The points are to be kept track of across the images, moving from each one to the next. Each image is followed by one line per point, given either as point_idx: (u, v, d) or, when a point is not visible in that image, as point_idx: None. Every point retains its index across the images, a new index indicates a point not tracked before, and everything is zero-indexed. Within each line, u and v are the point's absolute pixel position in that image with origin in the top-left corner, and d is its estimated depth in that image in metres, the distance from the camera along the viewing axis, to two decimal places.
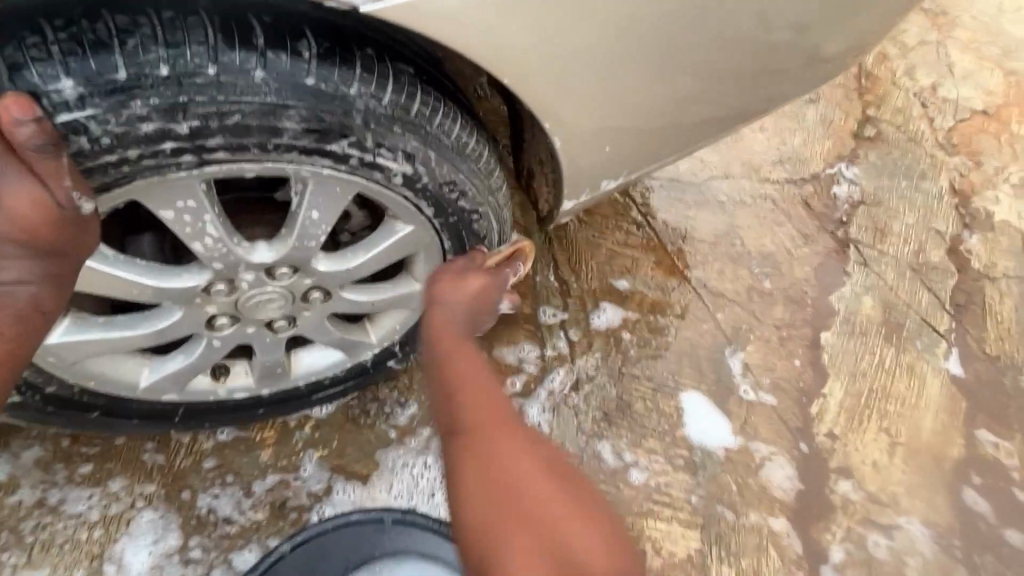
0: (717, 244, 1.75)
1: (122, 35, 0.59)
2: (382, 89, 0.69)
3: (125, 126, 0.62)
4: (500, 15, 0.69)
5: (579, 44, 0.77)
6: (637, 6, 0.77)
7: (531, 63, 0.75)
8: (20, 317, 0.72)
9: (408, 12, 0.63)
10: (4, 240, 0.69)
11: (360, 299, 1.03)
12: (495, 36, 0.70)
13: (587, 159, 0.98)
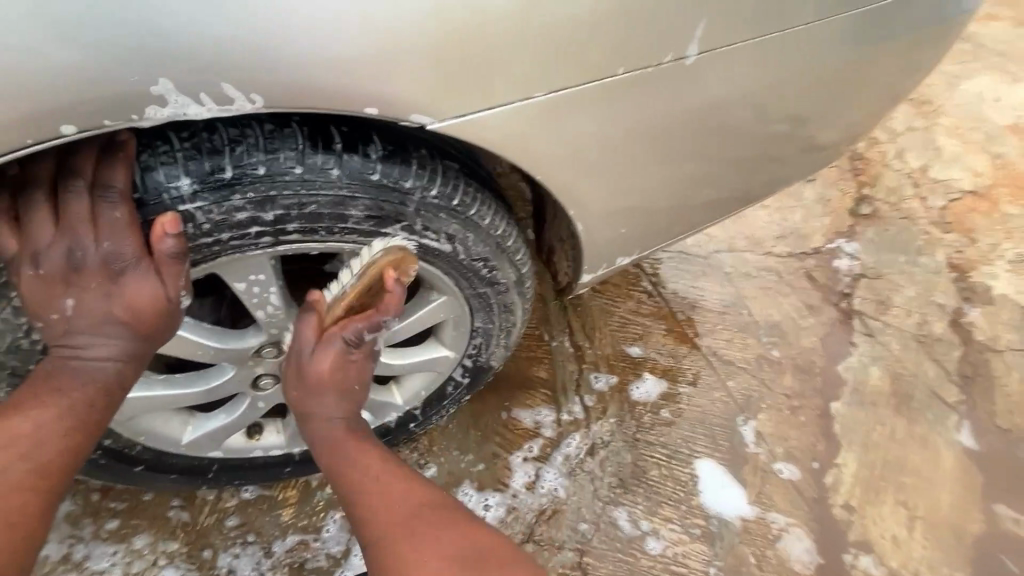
0: (725, 313, 1.82)
1: (229, 141, 0.69)
2: (434, 183, 0.80)
3: (223, 215, 0.72)
4: (544, 126, 0.76)
5: (605, 146, 0.87)
6: (652, 116, 0.87)
7: (564, 162, 0.84)
8: (105, 390, 0.80)
9: (469, 129, 0.69)
10: (110, 322, 0.76)
11: (393, 360, 1.17)
12: (537, 142, 0.77)
13: (604, 236, 1.08)
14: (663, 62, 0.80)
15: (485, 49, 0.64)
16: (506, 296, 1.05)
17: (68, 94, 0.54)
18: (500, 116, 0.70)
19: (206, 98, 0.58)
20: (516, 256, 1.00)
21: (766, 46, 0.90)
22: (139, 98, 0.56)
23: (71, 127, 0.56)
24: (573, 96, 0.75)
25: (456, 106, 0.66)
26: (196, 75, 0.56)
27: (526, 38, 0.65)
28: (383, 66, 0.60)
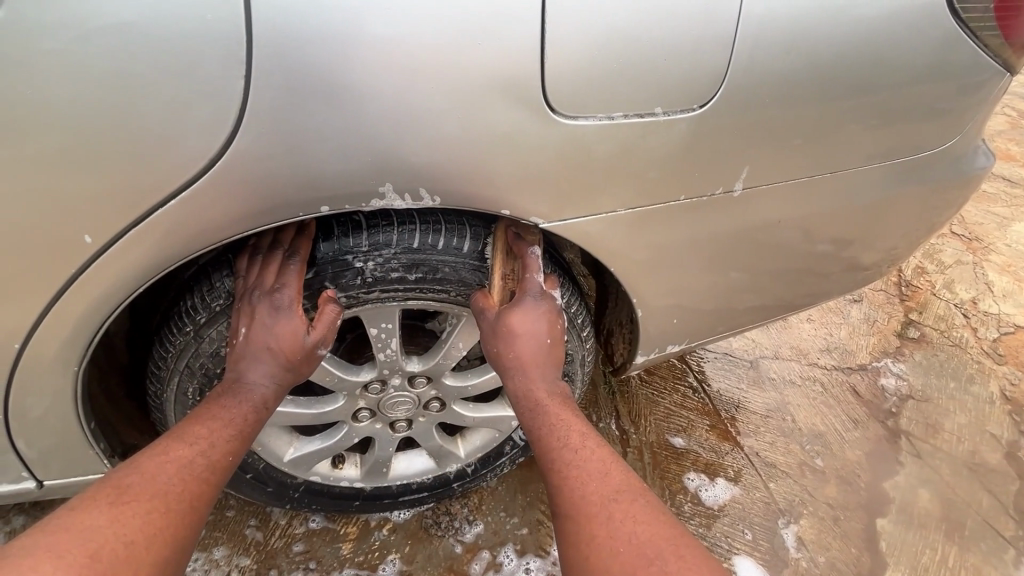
0: (769, 417, 1.90)
1: (399, 221, 0.94)
2: None
3: (382, 273, 0.96)
4: (618, 233, 0.99)
5: (662, 252, 1.08)
6: (701, 233, 1.09)
7: (631, 260, 1.06)
8: (255, 409, 0.95)
9: (565, 229, 0.93)
10: (264, 354, 0.95)
11: (464, 413, 1.30)
12: (610, 246, 1.00)
13: (660, 326, 1.27)
14: (715, 193, 1.02)
15: (590, 175, 0.88)
16: (572, 366, 1.24)
17: (332, 188, 0.79)
18: (589, 223, 0.94)
19: (407, 196, 0.83)
20: (586, 334, 1.20)
21: (800, 188, 1.12)
22: (369, 194, 0.81)
23: (325, 209, 0.81)
24: (643, 213, 0.98)
25: (560, 213, 0.90)
26: (410, 182, 0.81)
27: (620, 170, 0.90)
28: (525, 181, 0.85)
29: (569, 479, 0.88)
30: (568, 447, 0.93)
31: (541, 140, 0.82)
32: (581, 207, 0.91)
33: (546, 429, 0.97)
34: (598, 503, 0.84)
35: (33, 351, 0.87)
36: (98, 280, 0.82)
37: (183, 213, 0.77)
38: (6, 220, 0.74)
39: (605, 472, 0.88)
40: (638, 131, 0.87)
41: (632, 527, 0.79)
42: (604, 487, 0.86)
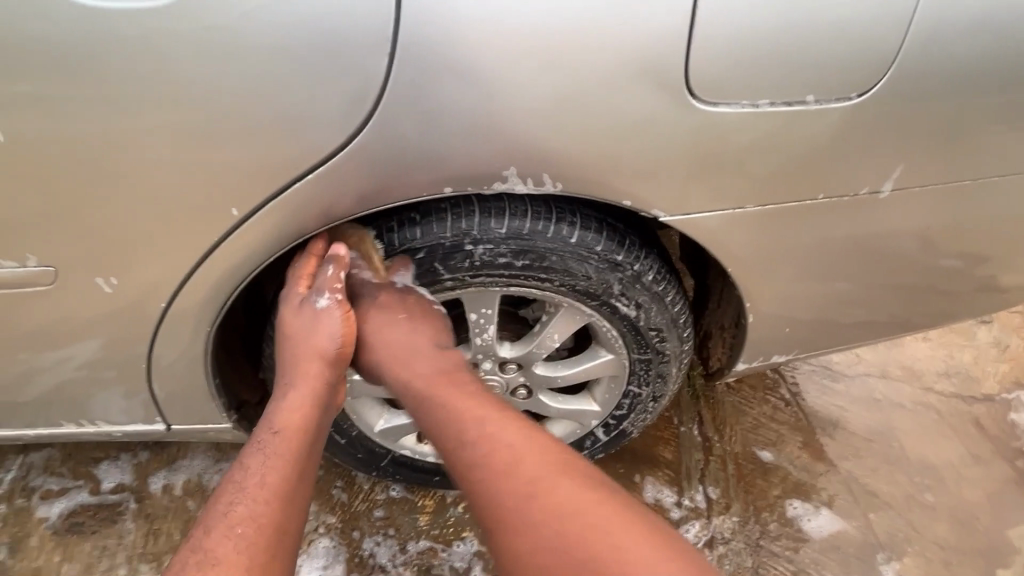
0: (872, 441, 1.74)
1: (512, 207, 0.92)
2: (642, 265, 0.99)
3: (490, 258, 0.95)
4: (741, 231, 0.92)
5: (785, 253, 1.00)
6: (830, 237, 1.00)
7: (750, 259, 0.98)
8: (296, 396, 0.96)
9: (686, 223, 0.88)
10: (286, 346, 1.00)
11: (550, 404, 1.28)
12: (729, 245, 0.94)
13: (769, 334, 1.18)
14: (858, 193, 0.92)
15: (720, 168, 0.82)
16: (667, 367, 1.18)
17: (458, 170, 0.79)
18: (712, 218, 0.88)
19: (528, 179, 0.81)
20: (686, 335, 1.14)
21: (955, 193, 0.99)
22: (492, 177, 0.80)
23: (447, 190, 0.81)
24: (771, 211, 0.91)
25: (683, 206, 0.85)
26: (534, 167, 0.79)
27: (754, 163, 0.83)
28: (650, 171, 0.80)
29: (501, 479, 0.80)
30: (501, 450, 0.82)
31: (674, 128, 0.77)
32: (707, 200, 0.85)
33: (481, 434, 0.85)
34: (524, 515, 0.76)
35: (173, 307, 0.95)
36: (235, 248, 0.87)
37: (315, 189, 0.81)
38: (162, 188, 0.80)
39: (536, 483, 0.78)
40: (780, 119, 0.79)
41: (545, 554, 0.72)
42: (522, 501, 0.77)
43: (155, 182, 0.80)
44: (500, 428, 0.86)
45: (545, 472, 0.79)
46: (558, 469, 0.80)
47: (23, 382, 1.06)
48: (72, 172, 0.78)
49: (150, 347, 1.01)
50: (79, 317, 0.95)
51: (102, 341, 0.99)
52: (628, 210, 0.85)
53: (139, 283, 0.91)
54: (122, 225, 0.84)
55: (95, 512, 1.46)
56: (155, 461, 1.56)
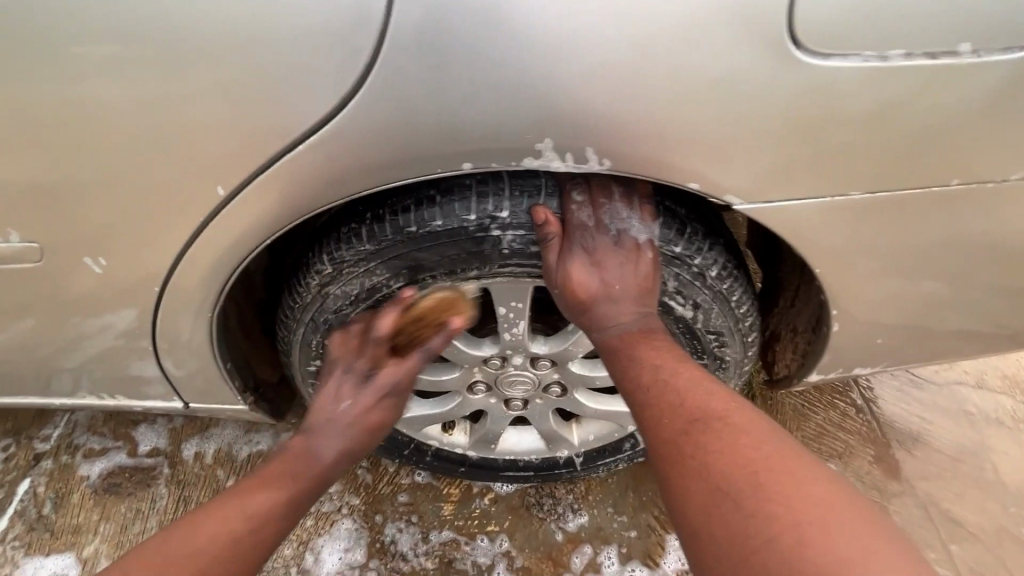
0: (960, 462, 1.51)
1: (548, 187, 0.78)
2: (704, 260, 0.82)
3: (521, 246, 0.80)
4: (841, 226, 0.74)
5: (896, 253, 0.81)
6: (949, 232, 0.79)
7: (849, 258, 0.80)
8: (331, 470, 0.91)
9: (770, 214, 0.71)
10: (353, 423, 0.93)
11: (586, 404, 1.16)
12: (823, 243, 0.76)
13: (854, 345, 0.98)
14: (1006, 179, 0.72)
15: (818, 141, 0.63)
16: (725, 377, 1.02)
17: (480, 139, 0.67)
18: (806, 208, 0.71)
19: (567, 155, 0.67)
20: (751, 341, 0.97)
21: None
22: (523, 150, 0.67)
23: (466, 166, 0.70)
24: (884, 202, 0.72)
25: (769, 193, 0.68)
26: (573, 139, 0.65)
27: (862, 143, 0.64)
28: (726, 149, 0.64)
29: (693, 437, 0.69)
30: (681, 401, 0.73)
31: (766, 88, 0.59)
32: (801, 186, 0.68)
33: (652, 388, 0.76)
34: (763, 483, 0.61)
35: (176, 283, 0.90)
36: (230, 222, 0.80)
37: (310, 159, 0.72)
38: (152, 156, 0.74)
39: (746, 439, 0.66)
40: (912, 76, 0.59)
41: (829, 517, 0.57)
42: (723, 452, 0.65)
43: (144, 148, 0.73)
44: (669, 374, 0.77)
45: (733, 427, 0.68)
46: (748, 421, 0.69)
47: (43, 351, 1.04)
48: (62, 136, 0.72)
49: (159, 324, 0.97)
50: (85, 291, 0.91)
51: (111, 316, 0.95)
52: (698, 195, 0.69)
53: (139, 257, 0.86)
54: (117, 195, 0.78)
55: (131, 474, 1.48)
56: (189, 428, 1.56)
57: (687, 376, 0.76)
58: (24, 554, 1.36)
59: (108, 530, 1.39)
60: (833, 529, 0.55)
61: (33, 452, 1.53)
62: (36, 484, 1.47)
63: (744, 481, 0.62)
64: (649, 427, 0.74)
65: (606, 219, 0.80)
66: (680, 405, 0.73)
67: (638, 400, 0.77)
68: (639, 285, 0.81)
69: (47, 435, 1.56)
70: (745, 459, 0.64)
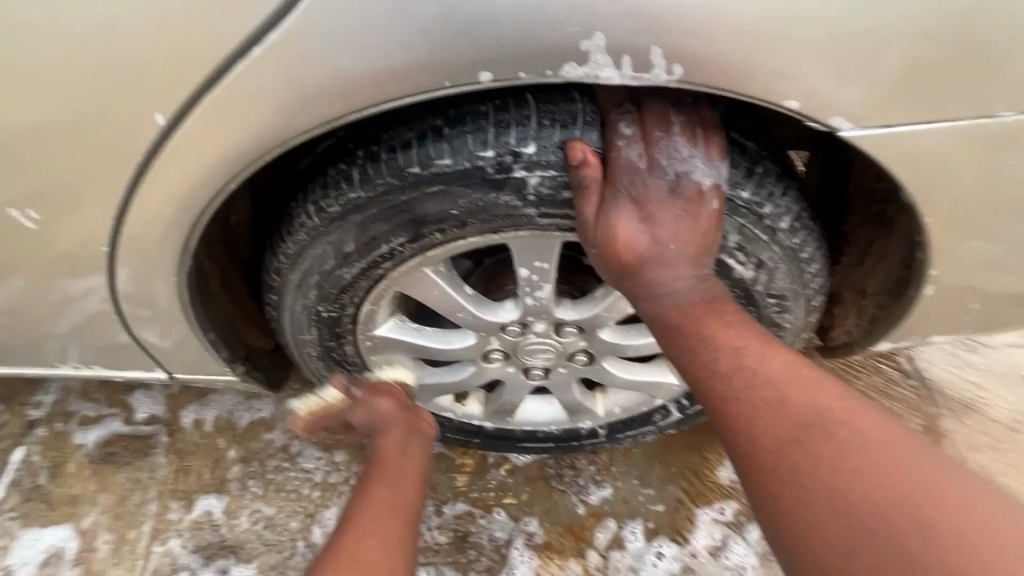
0: (1017, 431, 1.39)
1: (585, 115, 0.63)
2: (776, 207, 0.67)
3: (551, 190, 0.65)
4: (965, 158, 0.64)
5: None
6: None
7: (965, 205, 0.68)
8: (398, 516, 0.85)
9: (880, 142, 0.61)
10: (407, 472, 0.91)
11: (615, 373, 1.03)
12: (941, 180, 0.66)
13: (939, 311, 0.84)
14: None
15: (907, 53, 0.55)
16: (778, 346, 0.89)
17: (503, 40, 0.56)
18: (924, 134, 0.61)
19: (623, 61, 0.56)
20: (815, 305, 0.83)
21: None
22: (568, 53, 0.56)
23: (485, 78, 0.58)
24: (1021, 125, 0.61)
25: (884, 115, 0.59)
26: (632, 38, 0.55)
27: (961, 55, 0.56)
28: (811, 62, 0.55)
29: (801, 443, 0.57)
30: (777, 391, 0.61)
31: None
32: (919, 108, 0.59)
33: (738, 378, 0.63)
34: (898, 497, 0.52)
35: (141, 239, 0.77)
36: (194, 158, 0.67)
37: (286, 60, 0.59)
38: (91, 71, 0.60)
39: (870, 440, 0.55)
40: None
41: (987, 530, 0.49)
42: (846, 462, 0.55)
43: (78, 58, 0.60)
44: (759, 356, 0.64)
45: (848, 425, 0.57)
46: (862, 414, 0.58)
47: (9, 317, 0.93)
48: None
49: (128, 288, 0.84)
50: (39, 248, 0.78)
51: (73, 278, 0.83)
52: (790, 116, 0.59)
53: (93, 206, 0.73)
54: (54, 124, 0.65)
55: (128, 443, 1.41)
56: (186, 394, 1.47)
57: (780, 363, 0.63)
58: (20, 526, 1.30)
59: (106, 501, 1.33)
60: (994, 567, 0.47)
61: (25, 420, 1.46)
62: (29, 453, 1.40)
63: (886, 510, 0.51)
64: (737, 430, 0.61)
65: (661, 158, 0.64)
66: (782, 404, 0.60)
67: (718, 389, 0.64)
68: (697, 244, 0.66)
69: (38, 402, 1.48)
70: (877, 467, 0.53)
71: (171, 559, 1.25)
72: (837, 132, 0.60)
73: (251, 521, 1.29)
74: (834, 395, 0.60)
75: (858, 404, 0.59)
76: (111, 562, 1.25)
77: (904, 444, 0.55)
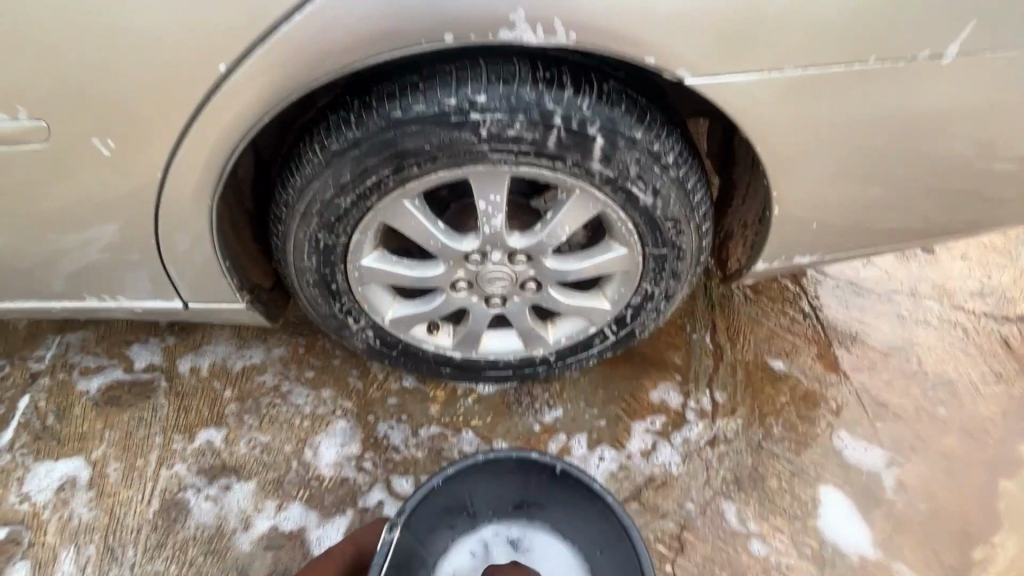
0: (890, 355, 1.71)
1: (521, 73, 0.86)
2: (662, 145, 0.93)
3: (498, 131, 0.88)
4: (782, 106, 0.90)
5: (834, 136, 0.95)
6: (856, 114, 0.93)
7: (790, 140, 0.95)
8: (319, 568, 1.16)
9: (717, 88, 0.87)
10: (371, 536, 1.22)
11: (559, 299, 1.26)
12: (769, 121, 0.92)
13: (795, 232, 1.10)
14: (919, 57, 0.88)
15: (728, 27, 0.81)
16: (681, 265, 1.14)
17: (454, 12, 0.79)
18: (750, 83, 0.87)
19: (538, 28, 0.80)
20: (704, 230, 1.09)
21: (1002, 65, 0.91)
22: (500, 22, 0.80)
23: (447, 39, 0.81)
24: (816, 78, 0.88)
25: (713, 67, 0.84)
26: (541, 12, 0.79)
27: (768, 33, 0.83)
28: (662, 32, 0.81)
29: None
30: None
31: None
32: (740, 62, 0.84)
33: None
34: None
35: (179, 177, 0.98)
36: (227, 104, 0.90)
37: (304, 30, 0.82)
38: (161, 42, 0.84)
39: None
40: None
41: None
42: None
43: (152, 31, 0.83)
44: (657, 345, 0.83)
45: None
46: None
47: (50, 253, 1.11)
48: (84, 16, 0.82)
49: (161, 220, 1.05)
50: (93, 186, 0.99)
51: (119, 213, 1.03)
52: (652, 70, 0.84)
53: (145, 148, 0.94)
54: (124, 82, 0.87)
55: (130, 388, 1.56)
56: (182, 345, 1.63)
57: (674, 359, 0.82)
58: (34, 460, 1.44)
59: (112, 437, 1.48)
60: None
61: (28, 371, 1.59)
62: (36, 399, 1.54)
63: None
64: None
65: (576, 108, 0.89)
66: None
67: None
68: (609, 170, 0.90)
69: (41, 356, 1.61)
70: None
71: (178, 479, 1.41)
72: (681, 78, 0.85)
73: (248, 447, 1.46)
74: None
75: None
76: (121, 486, 1.41)
77: None
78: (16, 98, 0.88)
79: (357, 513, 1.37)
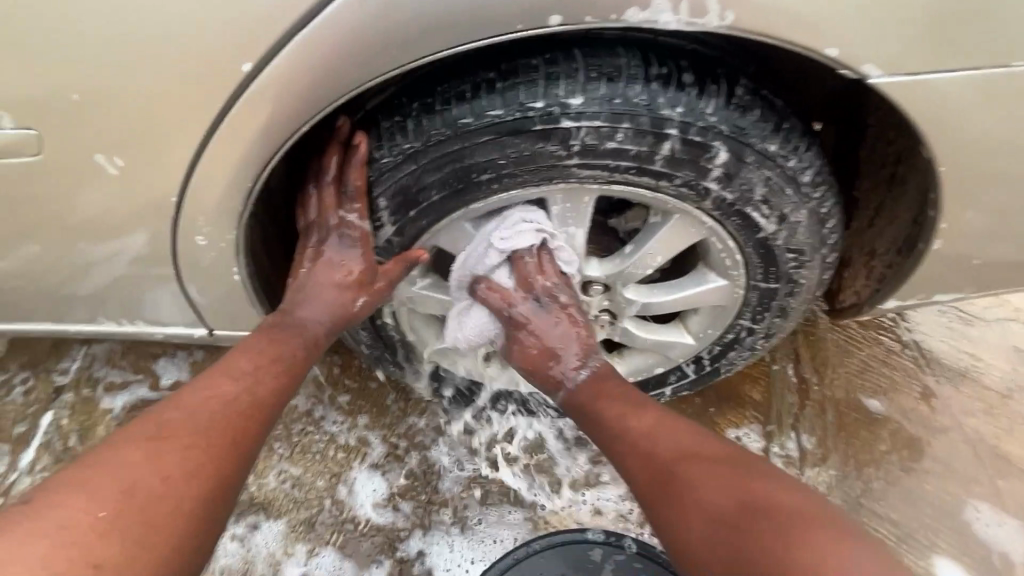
0: (1010, 397, 1.46)
1: (628, 69, 0.70)
2: (796, 162, 0.76)
3: (596, 141, 0.71)
4: (975, 112, 0.71)
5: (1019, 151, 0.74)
6: None
7: (977, 156, 0.75)
8: (232, 399, 0.80)
9: (903, 89, 0.69)
10: (315, 310, 0.90)
11: (636, 333, 1.05)
12: (958, 129, 0.72)
13: (944, 269, 0.89)
14: None
15: (910, 23, 0.64)
16: (792, 302, 0.94)
17: None
18: (944, 82, 0.68)
19: (682, 8, 0.64)
20: (827, 261, 0.89)
21: None
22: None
23: (553, 22, 0.65)
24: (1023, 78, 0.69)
25: (906, 62, 0.67)
26: None
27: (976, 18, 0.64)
28: (851, 20, 0.64)
29: (667, 476, 0.78)
30: (687, 466, 0.78)
31: None
32: (941, 54, 0.66)
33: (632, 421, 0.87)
34: (739, 526, 0.70)
35: (201, 197, 0.84)
36: (255, 108, 0.74)
37: (367, 18, 0.67)
38: (177, 31, 0.68)
39: (704, 493, 0.74)
40: None
41: (780, 524, 0.68)
42: (724, 481, 0.75)
43: (166, 23, 0.67)
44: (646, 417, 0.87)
45: (706, 480, 0.75)
46: (736, 480, 0.75)
47: (58, 275, 0.97)
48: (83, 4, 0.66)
49: (179, 242, 0.90)
50: (103, 206, 0.85)
51: (134, 238, 0.90)
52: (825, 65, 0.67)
53: (159, 164, 0.80)
54: (132, 83, 0.72)
55: None
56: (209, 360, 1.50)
57: (672, 435, 0.83)
58: None
59: None
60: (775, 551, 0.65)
61: (52, 385, 1.49)
62: (59, 417, 1.44)
63: (720, 506, 0.72)
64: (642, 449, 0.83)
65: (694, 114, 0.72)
66: (693, 467, 0.78)
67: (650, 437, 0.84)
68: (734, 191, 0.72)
69: (65, 369, 1.51)
70: (730, 490, 0.74)
71: None
72: (866, 77, 0.67)
73: (278, 480, 1.33)
74: (693, 455, 0.80)
75: (729, 461, 0.78)
76: None
77: (738, 492, 0.73)
78: (6, 103, 0.73)
79: (397, 563, 1.23)
